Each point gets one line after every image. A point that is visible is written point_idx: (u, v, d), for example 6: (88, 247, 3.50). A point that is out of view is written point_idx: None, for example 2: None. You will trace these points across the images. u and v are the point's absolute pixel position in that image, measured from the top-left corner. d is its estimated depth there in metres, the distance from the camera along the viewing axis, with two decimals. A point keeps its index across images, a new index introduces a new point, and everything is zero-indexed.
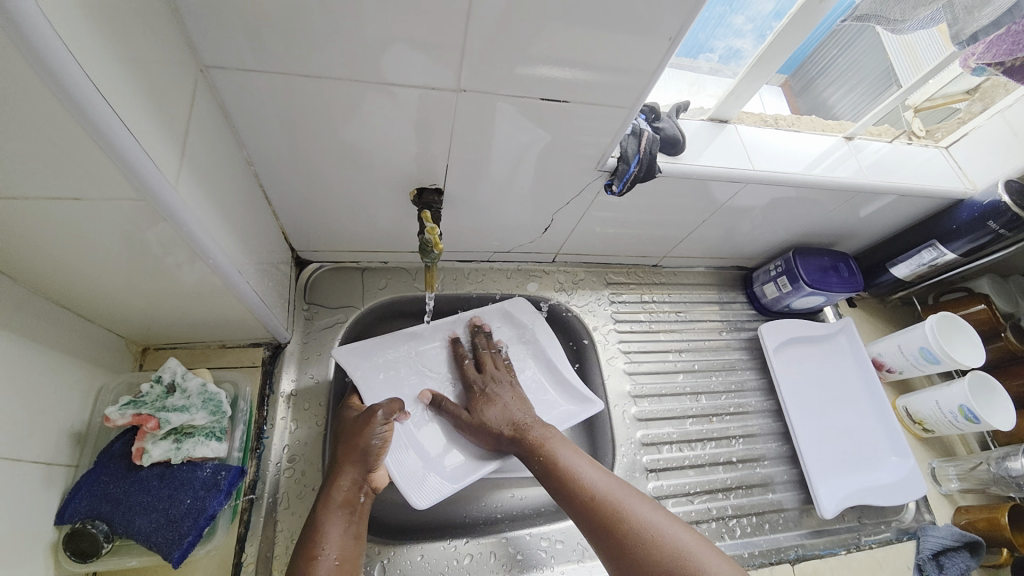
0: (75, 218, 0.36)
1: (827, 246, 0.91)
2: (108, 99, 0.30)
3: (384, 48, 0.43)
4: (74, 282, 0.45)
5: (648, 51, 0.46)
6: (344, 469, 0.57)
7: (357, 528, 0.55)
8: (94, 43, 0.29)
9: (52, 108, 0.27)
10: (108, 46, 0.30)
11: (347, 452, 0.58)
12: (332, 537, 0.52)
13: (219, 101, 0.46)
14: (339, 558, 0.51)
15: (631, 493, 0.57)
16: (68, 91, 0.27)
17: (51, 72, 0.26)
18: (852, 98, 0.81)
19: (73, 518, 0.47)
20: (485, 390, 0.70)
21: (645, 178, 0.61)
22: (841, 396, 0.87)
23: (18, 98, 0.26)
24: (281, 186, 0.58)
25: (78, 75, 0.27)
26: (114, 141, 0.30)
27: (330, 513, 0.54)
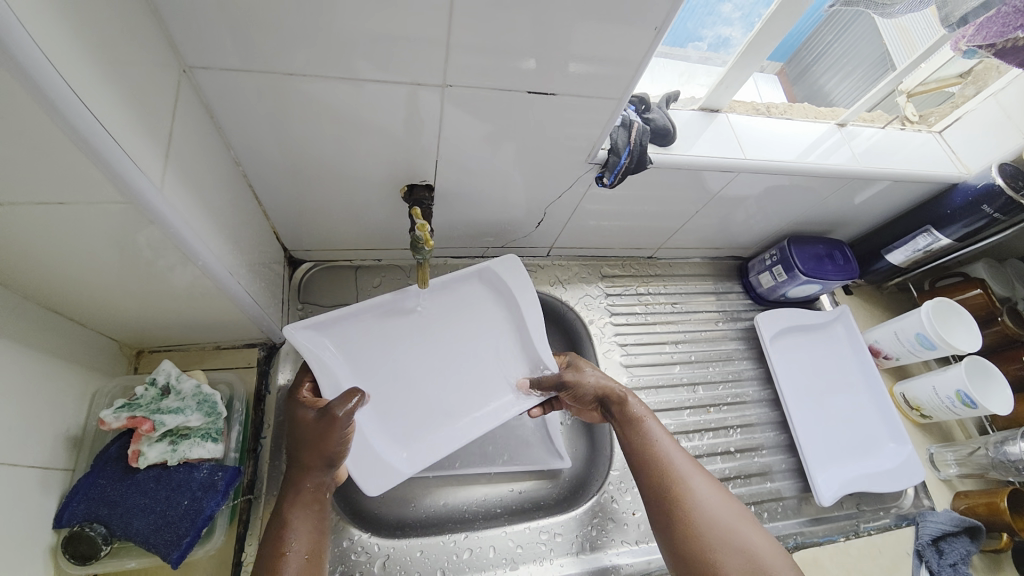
0: (60, 223, 0.36)
1: (822, 233, 0.91)
2: (88, 103, 0.30)
3: (369, 46, 0.43)
4: (63, 287, 0.45)
5: (635, 42, 0.46)
6: (312, 467, 0.52)
7: (325, 520, 0.51)
8: (71, 47, 0.29)
9: (31, 115, 0.27)
10: (87, 49, 0.30)
11: (311, 456, 0.52)
12: (299, 535, 0.49)
13: (204, 101, 0.46)
14: (308, 553, 0.48)
15: (699, 474, 0.55)
16: (46, 97, 0.27)
17: (27, 78, 0.26)
18: (848, 84, 0.81)
19: (72, 521, 0.47)
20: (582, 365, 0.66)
21: (636, 170, 0.61)
22: (838, 383, 0.87)
23: None
24: (270, 185, 0.58)
25: (56, 81, 0.27)
26: (96, 145, 0.30)
27: (297, 508, 0.50)
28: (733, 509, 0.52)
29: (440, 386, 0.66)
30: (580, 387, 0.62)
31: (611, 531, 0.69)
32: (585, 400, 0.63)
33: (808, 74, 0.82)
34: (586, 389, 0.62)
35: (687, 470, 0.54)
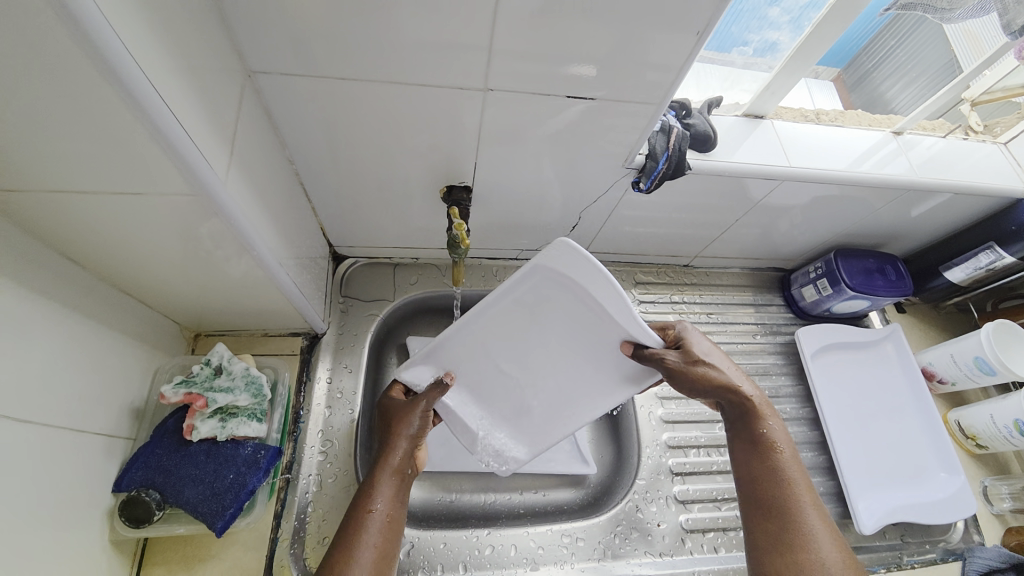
0: (135, 212, 0.40)
1: (873, 247, 0.87)
2: (169, 105, 0.33)
3: (415, 52, 0.45)
4: (134, 271, 0.49)
5: (677, 46, 0.46)
6: (397, 438, 0.56)
7: (404, 491, 0.54)
8: (156, 54, 0.32)
9: (120, 115, 0.31)
10: (168, 56, 0.33)
11: (396, 425, 0.57)
12: (383, 496, 0.52)
13: (265, 104, 0.49)
14: (387, 516, 0.51)
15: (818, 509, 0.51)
16: (134, 100, 0.30)
17: (120, 84, 0.29)
18: (913, 91, 0.76)
19: (130, 486, 0.51)
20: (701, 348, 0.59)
21: (674, 176, 0.61)
22: (886, 407, 0.83)
23: (92, 107, 0.30)
24: (319, 184, 0.61)
25: (143, 85, 0.30)
26: (174, 143, 0.34)
27: (382, 474, 0.53)
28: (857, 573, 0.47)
29: (524, 372, 0.62)
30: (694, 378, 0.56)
31: (634, 541, 0.68)
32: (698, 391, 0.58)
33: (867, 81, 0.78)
34: (701, 380, 0.57)
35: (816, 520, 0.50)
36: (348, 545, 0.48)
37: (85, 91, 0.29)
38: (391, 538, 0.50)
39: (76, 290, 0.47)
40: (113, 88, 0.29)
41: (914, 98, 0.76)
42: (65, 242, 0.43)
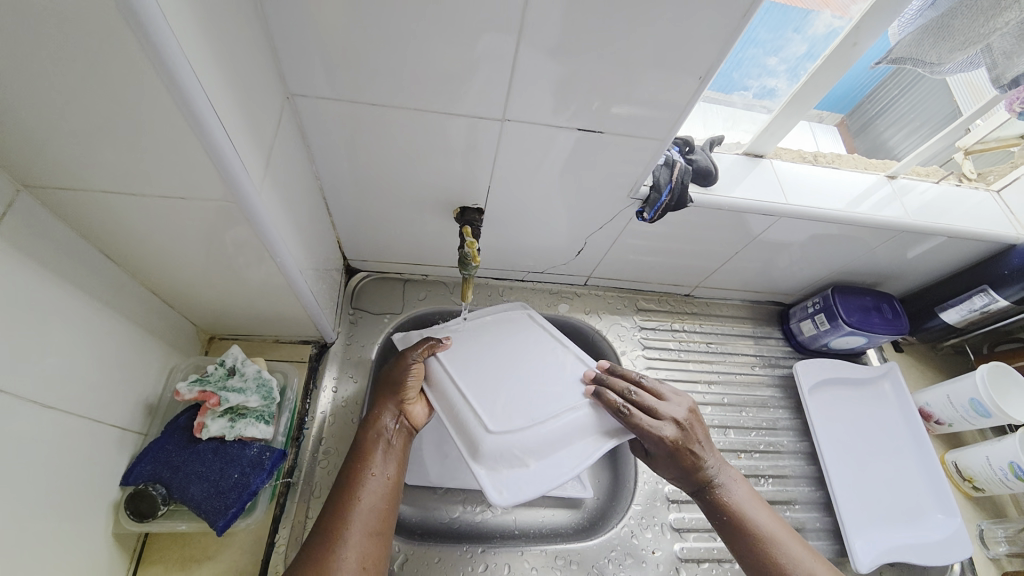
0: (174, 213, 0.43)
1: (870, 285, 0.89)
2: (222, 121, 0.37)
3: (439, 82, 0.49)
4: (163, 271, 0.52)
5: (682, 87, 0.50)
6: (383, 402, 0.61)
7: (400, 448, 0.59)
8: (215, 76, 0.36)
9: (180, 127, 0.34)
10: (224, 78, 0.37)
11: (383, 393, 0.61)
12: (378, 461, 0.56)
13: (299, 124, 0.53)
14: (381, 475, 0.55)
15: (787, 537, 0.58)
16: (194, 116, 0.34)
17: (184, 102, 0.33)
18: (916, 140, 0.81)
19: (138, 480, 0.52)
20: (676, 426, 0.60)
21: (677, 207, 0.64)
22: (884, 445, 0.83)
23: (157, 119, 0.34)
24: (341, 199, 0.65)
25: (203, 104, 0.34)
26: (221, 154, 0.37)
27: (373, 436, 0.58)
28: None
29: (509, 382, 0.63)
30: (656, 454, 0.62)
31: (628, 567, 0.68)
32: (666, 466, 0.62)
33: (870, 127, 0.83)
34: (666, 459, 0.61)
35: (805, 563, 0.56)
36: (341, 495, 0.53)
37: (151, 102, 0.33)
38: (388, 495, 0.54)
39: (109, 286, 0.49)
40: (176, 102, 0.33)
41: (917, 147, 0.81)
42: (105, 240, 0.46)
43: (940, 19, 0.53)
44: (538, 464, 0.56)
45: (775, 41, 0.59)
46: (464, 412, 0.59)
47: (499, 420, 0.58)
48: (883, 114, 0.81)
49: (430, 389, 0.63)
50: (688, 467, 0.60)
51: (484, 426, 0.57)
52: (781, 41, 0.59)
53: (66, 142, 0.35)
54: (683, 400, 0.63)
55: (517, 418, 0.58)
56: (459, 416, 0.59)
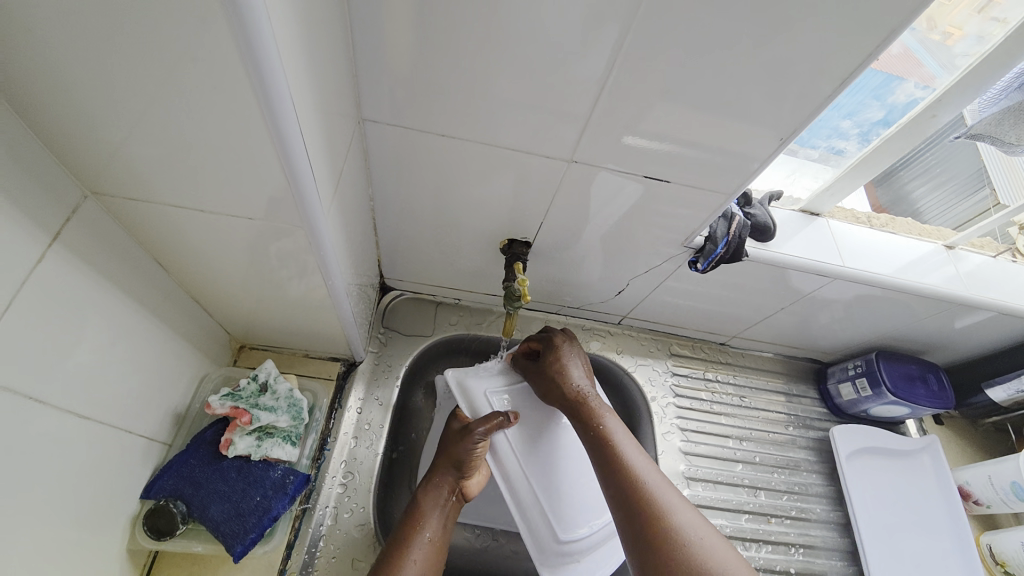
0: (236, 230, 0.43)
1: (914, 353, 0.86)
2: (308, 152, 0.37)
3: (510, 120, 0.49)
4: (211, 282, 0.52)
5: (756, 144, 0.49)
6: (443, 467, 0.63)
7: (450, 512, 0.61)
8: (310, 107, 0.36)
9: (268, 156, 0.34)
10: (316, 108, 0.37)
11: (442, 458, 0.63)
12: (431, 523, 0.58)
13: (364, 148, 0.53)
14: (431, 539, 0.57)
15: (679, 499, 0.50)
16: (285, 149, 0.34)
17: (279, 135, 0.33)
18: (940, 196, 0.79)
19: (158, 494, 0.51)
20: (560, 342, 0.66)
21: (731, 260, 0.63)
22: (920, 522, 0.79)
23: (249, 147, 0.34)
24: (389, 221, 0.64)
25: (296, 138, 0.34)
26: (302, 183, 0.37)
27: (429, 500, 0.60)
28: (732, 559, 0.46)
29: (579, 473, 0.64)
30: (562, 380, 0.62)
31: None
32: (560, 395, 0.62)
33: (894, 177, 0.77)
34: (557, 383, 0.62)
35: (670, 494, 0.50)
36: (399, 554, 0.54)
37: (246, 131, 0.32)
38: (433, 561, 0.56)
39: (158, 294, 0.49)
40: (270, 133, 0.32)
41: (939, 203, 0.80)
42: (161, 248, 0.46)
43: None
44: (590, 562, 0.61)
45: (851, 105, 0.58)
46: (533, 513, 0.61)
47: (566, 527, 0.61)
48: (907, 166, 0.76)
49: (494, 460, 0.63)
50: (558, 377, 0.63)
51: (556, 535, 0.60)
52: (859, 106, 0.58)
53: (149, 158, 0.35)
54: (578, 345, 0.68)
55: (576, 520, 0.61)
56: (528, 512, 0.61)
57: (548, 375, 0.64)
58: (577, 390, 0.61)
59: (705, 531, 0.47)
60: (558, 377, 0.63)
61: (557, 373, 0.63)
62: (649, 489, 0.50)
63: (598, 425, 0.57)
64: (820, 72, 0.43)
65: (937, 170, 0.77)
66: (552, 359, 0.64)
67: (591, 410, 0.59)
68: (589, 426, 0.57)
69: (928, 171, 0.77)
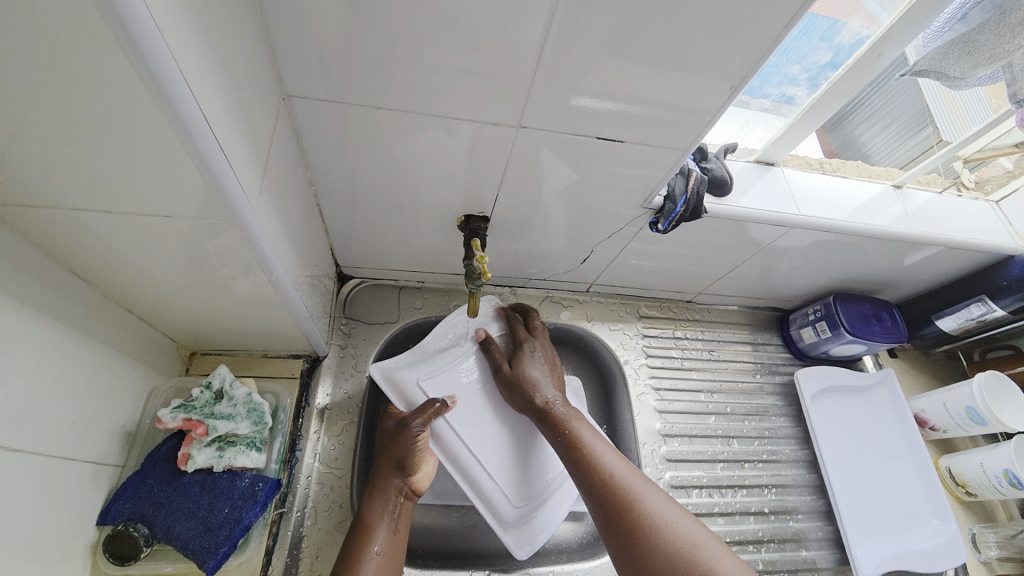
0: (151, 232, 0.39)
1: (869, 292, 0.90)
2: (218, 136, 0.33)
3: (448, 87, 0.45)
4: (141, 291, 0.48)
5: (710, 94, 0.47)
6: (386, 470, 0.59)
7: (401, 518, 0.58)
8: (211, 83, 0.32)
9: (175, 148, 0.31)
10: (222, 88, 0.33)
11: (385, 459, 0.59)
12: (378, 537, 0.55)
13: (295, 128, 0.49)
14: (380, 553, 0.54)
15: (651, 486, 0.54)
16: (189, 135, 0.30)
17: (179, 120, 0.29)
18: (883, 137, 0.80)
19: (116, 519, 0.49)
20: (527, 350, 0.68)
21: (691, 218, 0.63)
22: (876, 454, 0.84)
23: (146, 139, 0.30)
24: (336, 207, 0.61)
25: (200, 124, 0.30)
26: (218, 173, 0.33)
27: (376, 511, 0.56)
28: (703, 535, 0.49)
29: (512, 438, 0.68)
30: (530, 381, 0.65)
31: None
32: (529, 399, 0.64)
33: (844, 124, 0.78)
34: (526, 383, 0.64)
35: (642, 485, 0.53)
36: None
37: (139, 121, 0.29)
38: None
39: (82, 309, 0.45)
40: (167, 120, 0.29)
41: (885, 144, 0.81)
42: (75, 259, 0.41)
43: (968, 34, 0.53)
44: (545, 512, 0.65)
45: (799, 49, 0.57)
46: (481, 487, 0.63)
47: (514, 492, 0.64)
48: (856, 111, 0.76)
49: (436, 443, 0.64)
50: (525, 384, 0.64)
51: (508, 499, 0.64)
52: (806, 49, 0.58)
53: (31, 158, 0.30)
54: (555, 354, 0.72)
55: (526, 477, 0.66)
56: (479, 483, 0.64)
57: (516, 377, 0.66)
58: (546, 400, 0.63)
59: (673, 514, 0.51)
60: (528, 387, 0.64)
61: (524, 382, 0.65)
62: (620, 485, 0.53)
63: (567, 430, 0.60)
64: (770, 12, 0.41)
65: (882, 113, 0.78)
66: (518, 364, 0.66)
67: (559, 418, 0.61)
68: (559, 436, 0.60)
69: (874, 115, 0.78)
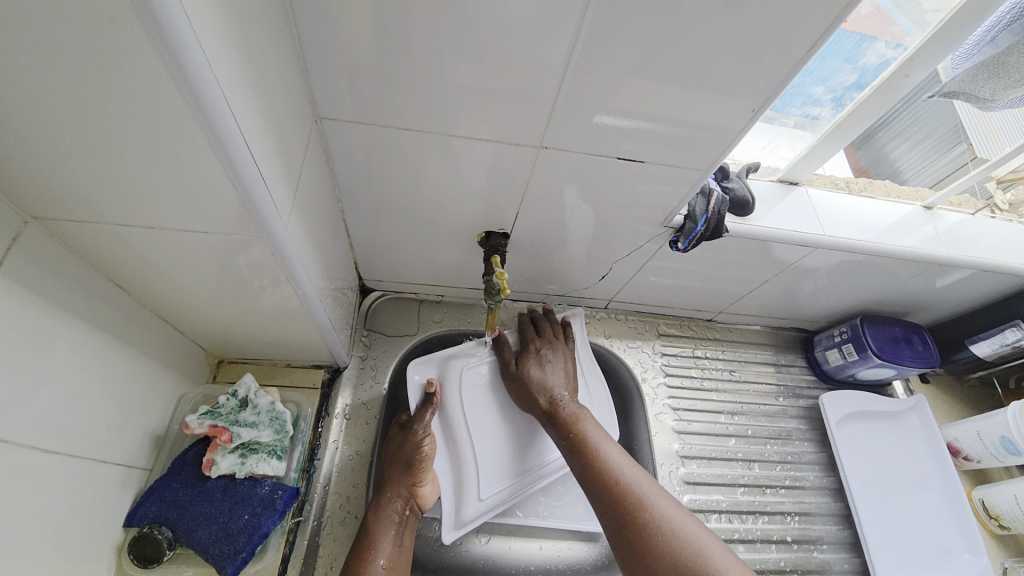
0: (188, 246, 0.41)
1: (898, 315, 0.87)
2: (255, 157, 0.35)
3: (471, 109, 0.47)
4: (176, 301, 0.50)
5: (732, 114, 0.48)
6: (395, 479, 0.61)
7: (403, 537, 0.59)
8: (249, 107, 0.33)
9: (213, 168, 0.32)
10: (259, 111, 0.35)
11: (393, 465, 0.62)
12: (383, 551, 0.56)
13: (325, 148, 0.51)
14: (385, 565, 0.55)
15: (658, 490, 0.54)
16: (228, 157, 0.32)
17: (219, 143, 0.31)
18: (915, 154, 0.79)
19: (142, 522, 0.51)
20: (537, 348, 0.70)
21: (712, 237, 0.62)
22: (908, 486, 0.80)
23: (187, 159, 0.32)
24: (361, 223, 0.63)
25: (239, 146, 0.32)
26: (252, 192, 0.35)
27: (382, 523, 0.58)
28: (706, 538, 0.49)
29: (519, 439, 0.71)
30: (537, 378, 0.66)
31: None
32: (536, 397, 0.66)
33: (873, 140, 0.77)
34: (534, 384, 0.66)
35: (653, 489, 0.54)
36: None
37: (181, 141, 0.30)
38: None
39: (120, 317, 0.47)
40: (209, 143, 0.30)
41: (916, 160, 0.79)
42: (118, 271, 0.44)
43: (997, 56, 0.51)
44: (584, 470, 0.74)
45: (823, 70, 0.57)
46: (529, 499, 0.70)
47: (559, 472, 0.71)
48: (884, 127, 0.75)
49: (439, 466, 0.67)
50: (535, 382, 0.66)
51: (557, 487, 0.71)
52: (830, 71, 0.58)
53: (85, 177, 0.32)
54: (562, 347, 0.73)
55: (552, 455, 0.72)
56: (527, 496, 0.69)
57: (523, 383, 0.67)
58: (549, 400, 0.65)
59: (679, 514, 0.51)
60: (533, 385, 0.66)
61: (529, 386, 0.66)
62: (626, 484, 0.54)
63: (575, 430, 0.61)
64: (793, 35, 0.41)
65: (914, 129, 0.76)
66: (526, 358, 0.69)
67: (564, 419, 0.63)
68: (564, 434, 0.61)
69: (904, 132, 0.76)
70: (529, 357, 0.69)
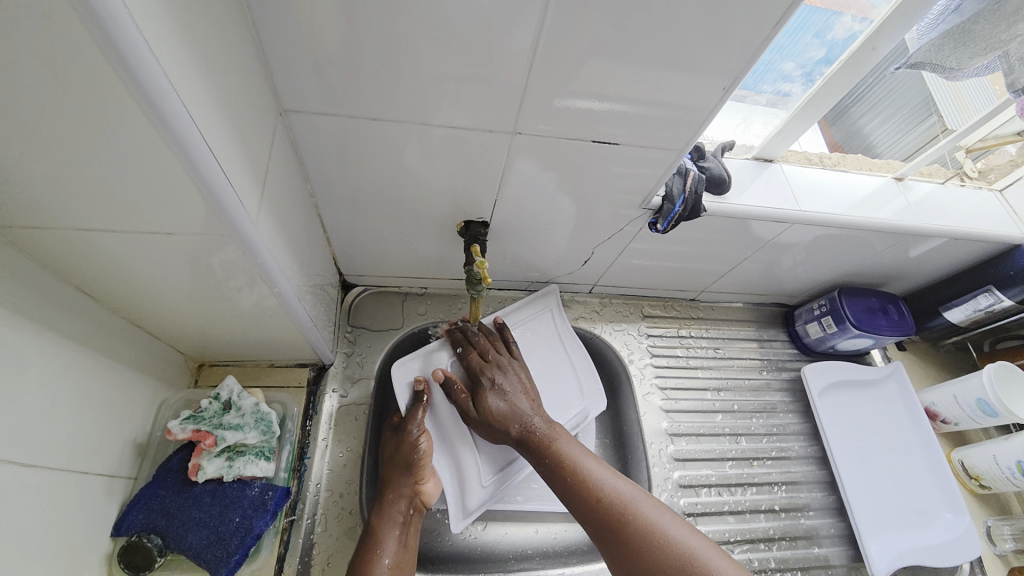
0: (155, 249, 0.40)
1: (874, 286, 0.89)
2: (216, 154, 0.34)
3: (440, 96, 0.46)
4: (147, 306, 0.49)
5: (703, 91, 0.48)
6: (394, 483, 0.61)
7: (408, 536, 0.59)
8: (205, 101, 0.32)
9: (173, 167, 0.31)
10: (217, 105, 0.34)
11: (391, 467, 0.62)
12: (388, 550, 0.57)
13: (293, 142, 0.50)
14: (392, 565, 0.56)
15: (645, 498, 0.56)
16: (188, 155, 0.31)
17: (176, 140, 0.30)
18: (886, 128, 0.80)
19: (130, 531, 0.50)
20: (491, 379, 0.66)
21: (690, 217, 0.63)
22: (892, 455, 0.83)
23: (145, 159, 0.31)
24: (337, 217, 0.62)
25: (197, 143, 0.31)
26: (216, 190, 0.34)
27: (385, 524, 0.58)
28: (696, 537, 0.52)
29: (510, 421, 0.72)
30: (503, 418, 0.63)
31: None
32: (507, 433, 0.63)
33: (846, 114, 0.78)
34: (500, 420, 0.63)
35: (639, 499, 0.55)
36: None
37: (136, 141, 0.29)
38: None
39: (91, 325, 0.46)
40: (166, 141, 0.30)
41: (888, 134, 0.81)
42: (84, 278, 0.42)
43: (963, 25, 0.52)
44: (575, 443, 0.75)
45: (792, 46, 0.58)
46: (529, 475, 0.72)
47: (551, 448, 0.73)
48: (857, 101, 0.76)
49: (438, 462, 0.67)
50: (495, 420, 0.63)
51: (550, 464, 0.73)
52: (799, 45, 0.58)
53: (37, 182, 0.31)
54: (514, 360, 0.70)
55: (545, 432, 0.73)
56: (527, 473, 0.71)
57: (489, 422, 0.64)
58: (523, 428, 0.63)
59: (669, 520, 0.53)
60: (499, 423, 0.63)
61: (494, 420, 0.63)
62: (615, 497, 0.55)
63: (551, 452, 0.60)
64: (759, 9, 0.41)
65: (886, 103, 0.77)
66: (480, 398, 0.65)
67: (542, 443, 0.61)
68: (542, 458, 0.60)
69: (877, 105, 0.77)
70: (485, 389, 0.66)
